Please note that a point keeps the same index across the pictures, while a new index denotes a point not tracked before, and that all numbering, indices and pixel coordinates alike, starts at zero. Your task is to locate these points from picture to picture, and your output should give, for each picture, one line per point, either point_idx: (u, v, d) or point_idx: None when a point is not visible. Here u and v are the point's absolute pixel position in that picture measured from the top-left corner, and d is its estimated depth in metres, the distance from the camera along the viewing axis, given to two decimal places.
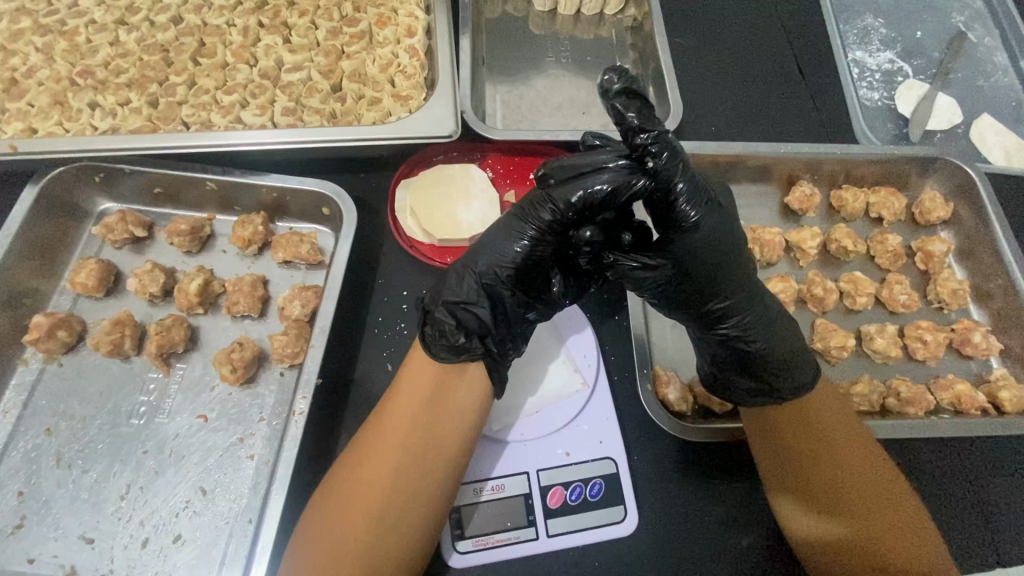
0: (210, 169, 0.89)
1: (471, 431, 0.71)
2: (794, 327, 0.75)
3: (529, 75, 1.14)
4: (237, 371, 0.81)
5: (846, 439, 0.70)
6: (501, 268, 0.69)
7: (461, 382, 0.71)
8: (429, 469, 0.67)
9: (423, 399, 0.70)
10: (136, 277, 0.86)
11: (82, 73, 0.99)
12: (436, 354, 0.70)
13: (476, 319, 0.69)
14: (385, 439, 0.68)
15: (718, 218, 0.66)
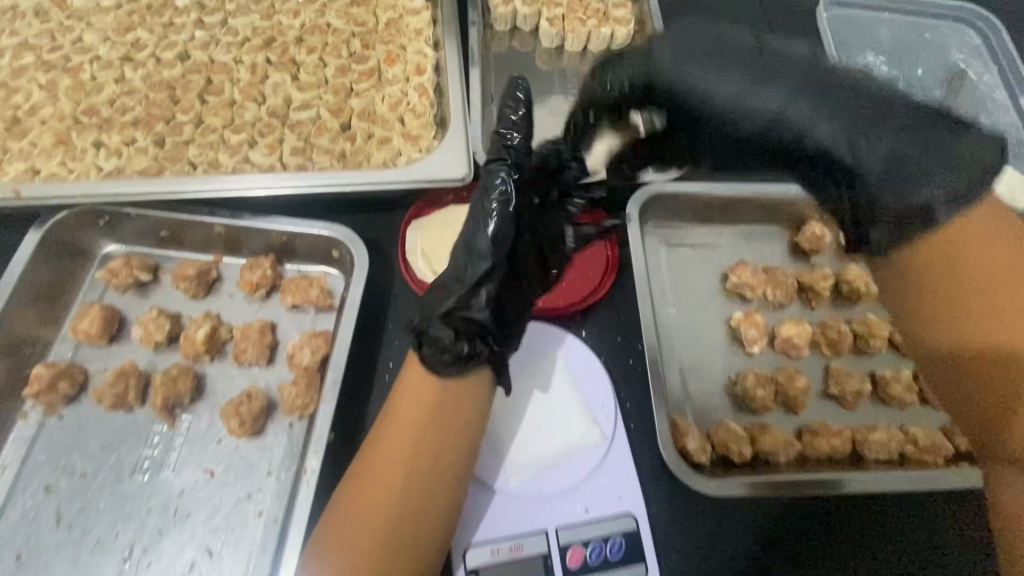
0: (218, 213, 0.87)
1: (471, 440, 0.69)
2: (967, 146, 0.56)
3: (539, 111, 1.14)
4: (246, 424, 0.79)
5: (986, 265, 0.54)
6: (487, 265, 0.67)
7: (466, 400, 0.68)
8: (431, 482, 0.66)
9: (422, 415, 0.67)
10: (141, 324, 0.84)
11: (87, 111, 0.97)
12: (439, 370, 0.66)
13: (474, 320, 0.66)
14: (386, 455, 0.67)
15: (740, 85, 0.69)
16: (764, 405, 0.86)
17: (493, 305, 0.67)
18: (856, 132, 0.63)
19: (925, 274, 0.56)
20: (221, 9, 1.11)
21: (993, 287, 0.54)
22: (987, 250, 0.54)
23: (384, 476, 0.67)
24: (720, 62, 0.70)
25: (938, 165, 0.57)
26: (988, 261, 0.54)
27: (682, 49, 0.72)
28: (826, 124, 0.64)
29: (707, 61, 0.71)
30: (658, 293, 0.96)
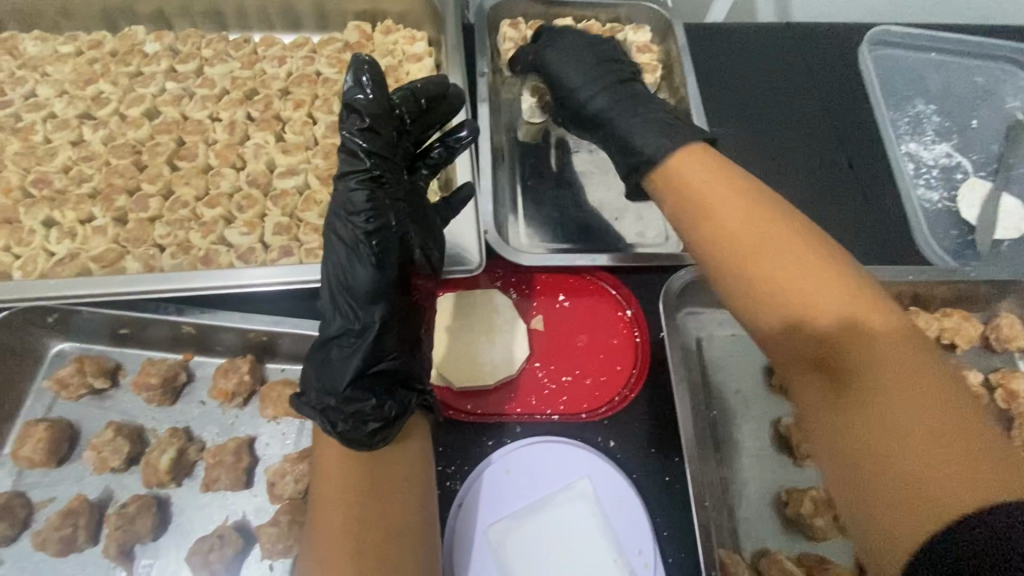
0: (187, 312, 0.75)
1: (423, 493, 0.63)
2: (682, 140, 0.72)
3: (556, 171, 1.00)
4: (217, 574, 0.66)
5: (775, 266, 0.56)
6: (359, 296, 0.64)
7: (403, 455, 0.62)
8: (395, 559, 0.58)
9: (361, 481, 0.59)
10: (94, 446, 0.72)
11: (37, 182, 0.84)
12: (340, 433, 0.59)
13: (391, 369, 0.63)
14: (335, 548, 0.57)
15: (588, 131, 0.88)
16: (823, 533, 0.74)
17: (403, 346, 0.65)
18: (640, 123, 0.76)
19: (734, 244, 0.59)
20: (195, 56, 0.98)
21: (743, 234, 0.59)
22: (704, 193, 0.64)
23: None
24: (572, 65, 0.87)
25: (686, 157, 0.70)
26: (729, 203, 0.61)
27: (564, 53, 0.88)
28: (628, 121, 0.78)
29: (566, 77, 0.87)
30: (696, 394, 0.83)
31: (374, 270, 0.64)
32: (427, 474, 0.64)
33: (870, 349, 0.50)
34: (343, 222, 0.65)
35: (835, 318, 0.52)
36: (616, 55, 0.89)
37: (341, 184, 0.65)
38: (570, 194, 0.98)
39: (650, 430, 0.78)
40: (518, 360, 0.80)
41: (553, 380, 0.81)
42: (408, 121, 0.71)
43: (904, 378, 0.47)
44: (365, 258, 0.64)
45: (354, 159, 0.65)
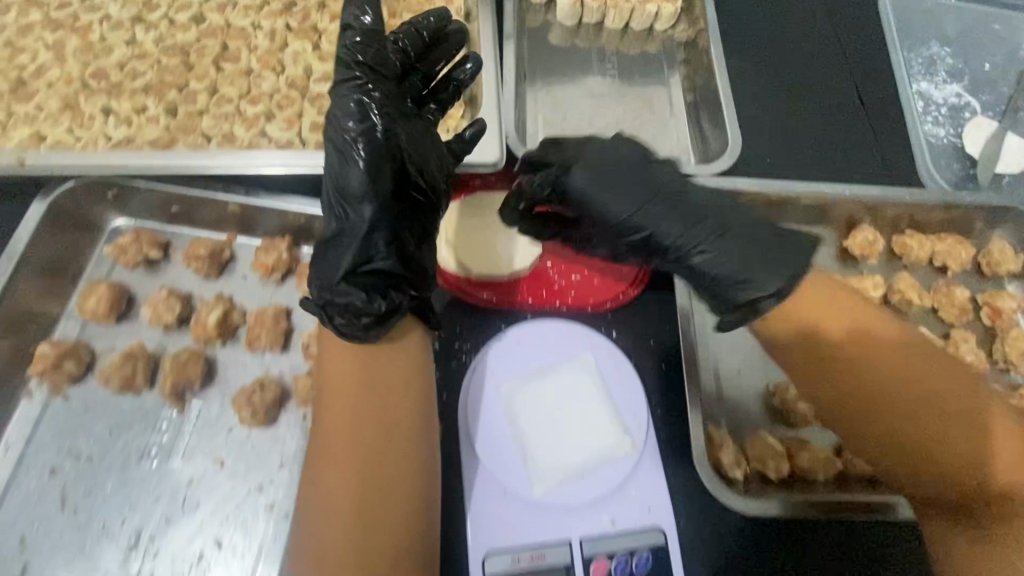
0: (233, 191, 0.82)
1: (420, 399, 0.69)
2: (772, 271, 0.65)
3: (574, 93, 1.07)
4: (258, 415, 0.76)
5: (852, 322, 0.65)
6: (351, 200, 0.69)
7: (395, 360, 0.69)
8: (391, 450, 0.64)
9: (358, 386, 0.66)
10: (151, 305, 0.81)
11: (96, 75, 0.92)
12: (335, 322, 0.66)
13: (381, 269, 0.68)
14: (335, 443, 0.63)
15: (593, 226, 0.74)
16: (805, 419, 0.81)
17: (396, 249, 0.70)
18: (688, 218, 0.70)
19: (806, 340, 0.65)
20: None
21: (832, 320, 0.65)
22: (799, 312, 0.66)
23: (332, 484, 0.62)
24: (610, 188, 0.71)
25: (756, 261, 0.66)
26: (816, 303, 0.66)
27: (598, 178, 0.71)
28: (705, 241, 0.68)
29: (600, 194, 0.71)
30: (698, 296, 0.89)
31: (365, 173, 0.68)
32: (421, 381, 0.69)
33: (926, 391, 0.60)
34: (335, 127, 0.69)
35: (900, 373, 0.61)
36: (664, 182, 0.72)
37: (335, 90, 0.69)
38: (587, 114, 1.04)
39: (649, 322, 0.85)
40: (531, 257, 0.86)
41: (562, 276, 0.87)
42: (413, 56, 0.76)
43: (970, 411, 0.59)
44: (355, 159, 0.68)
45: (349, 67, 0.69)
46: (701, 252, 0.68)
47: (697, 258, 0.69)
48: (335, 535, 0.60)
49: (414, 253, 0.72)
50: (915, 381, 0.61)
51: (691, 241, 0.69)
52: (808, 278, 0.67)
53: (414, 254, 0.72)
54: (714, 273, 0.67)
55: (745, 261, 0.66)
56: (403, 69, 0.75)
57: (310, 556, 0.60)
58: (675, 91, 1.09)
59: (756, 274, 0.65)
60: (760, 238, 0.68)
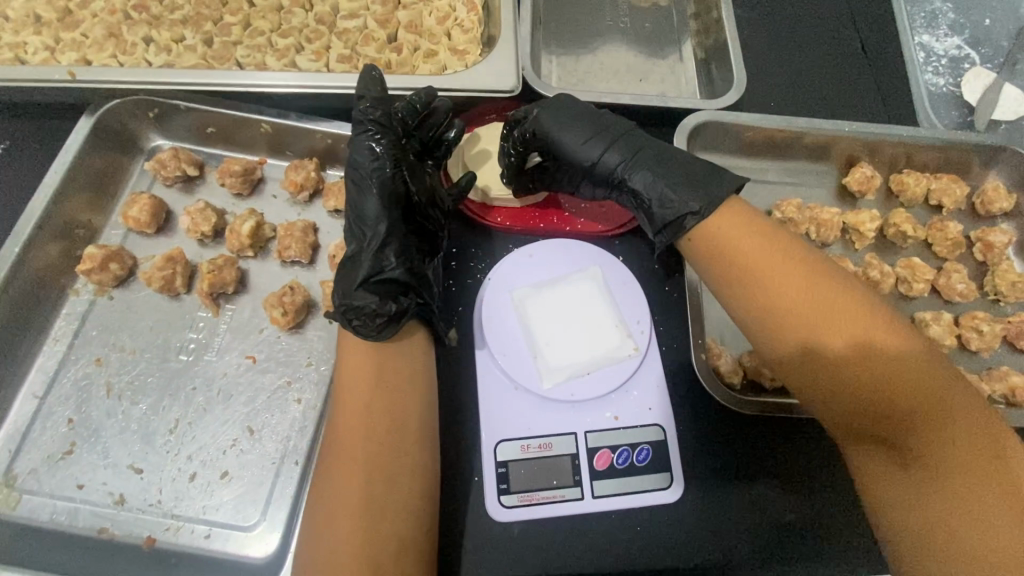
0: (265, 111, 0.88)
1: (427, 400, 0.72)
2: (710, 180, 0.78)
3: (588, 37, 1.10)
4: (289, 315, 0.80)
5: (781, 275, 0.70)
6: (368, 226, 0.77)
7: (404, 359, 0.73)
8: (397, 444, 0.68)
9: (370, 381, 0.70)
10: (188, 216, 0.86)
11: (137, 7, 0.98)
12: (358, 328, 0.71)
13: (391, 279, 0.74)
14: (347, 431, 0.67)
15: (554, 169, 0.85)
16: None
17: (405, 266, 0.75)
18: (628, 158, 0.81)
19: (745, 284, 0.72)
20: None
21: (768, 271, 0.71)
22: (741, 261, 0.73)
23: (342, 466, 0.66)
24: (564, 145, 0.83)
25: (686, 186, 0.78)
26: (754, 251, 0.73)
27: (564, 123, 0.83)
28: (653, 173, 0.80)
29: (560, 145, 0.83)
30: None
31: (380, 202, 0.77)
32: (427, 376, 0.74)
33: (848, 336, 0.66)
34: (354, 171, 0.79)
35: (821, 321, 0.67)
36: (610, 127, 0.84)
37: (352, 144, 0.79)
38: (600, 56, 1.09)
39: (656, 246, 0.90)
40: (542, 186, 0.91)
41: (572, 204, 0.91)
42: (411, 126, 0.81)
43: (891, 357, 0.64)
44: (371, 193, 0.77)
45: (361, 123, 0.79)
46: (639, 175, 0.80)
47: (638, 184, 0.80)
48: (343, 509, 0.64)
49: (422, 271, 0.77)
50: (841, 330, 0.66)
51: (639, 171, 0.80)
52: (734, 211, 0.77)
53: (421, 271, 0.77)
54: (662, 197, 0.78)
55: (676, 184, 0.79)
56: (405, 134, 0.81)
57: (318, 526, 0.64)
58: (686, 47, 1.11)
59: (678, 194, 0.77)
60: (706, 183, 0.78)
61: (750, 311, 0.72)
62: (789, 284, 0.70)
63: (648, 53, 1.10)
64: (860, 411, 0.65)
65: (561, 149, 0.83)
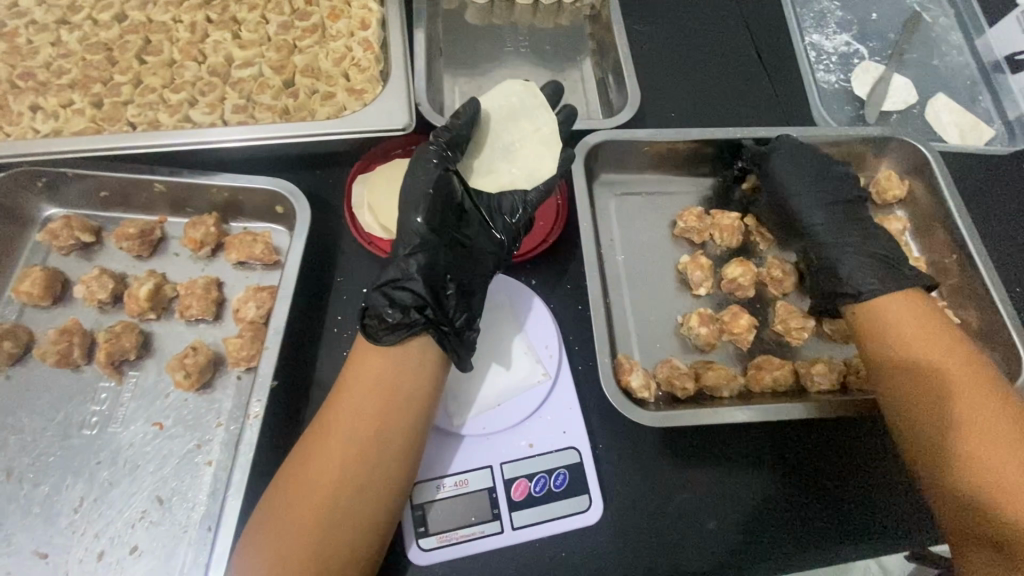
0: (157, 170, 0.87)
1: (422, 412, 0.68)
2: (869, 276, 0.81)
3: (489, 64, 1.12)
4: (192, 376, 0.79)
5: (941, 340, 0.73)
6: (406, 240, 0.73)
7: (405, 364, 0.68)
8: (379, 452, 0.65)
9: (367, 384, 0.67)
10: (84, 284, 0.85)
11: (23, 75, 0.97)
12: (377, 334, 0.68)
13: (413, 292, 0.69)
14: (334, 430, 0.66)
15: (788, 154, 0.92)
16: (708, 342, 0.86)
17: (426, 277, 0.71)
18: (805, 182, 0.90)
19: (910, 349, 0.73)
20: None
21: (936, 344, 0.73)
22: (902, 330, 0.75)
23: (317, 462, 0.65)
24: (795, 152, 0.92)
25: (882, 259, 0.83)
26: (911, 320, 0.75)
27: (798, 163, 0.91)
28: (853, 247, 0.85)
29: (793, 160, 0.91)
30: (611, 240, 0.95)
31: (424, 220, 0.73)
32: (430, 380, 0.69)
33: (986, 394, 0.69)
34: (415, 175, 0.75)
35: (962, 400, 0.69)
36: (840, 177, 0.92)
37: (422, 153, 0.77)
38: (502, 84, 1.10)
39: (565, 267, 0.91)
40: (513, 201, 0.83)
41: None
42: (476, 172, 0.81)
43: (991, 406, 0.68)
44: (419, 208, 0.73)
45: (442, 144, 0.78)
46: (850, 258, 0.83)
47: (805, 215, 0.89)
48: (305, 509, 0.63)
49: (448, 301, 0.72)
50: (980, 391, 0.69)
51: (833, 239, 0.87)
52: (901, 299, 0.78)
53: (448, 301, 0.72)
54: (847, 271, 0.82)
55: (871, 265, 0.81)
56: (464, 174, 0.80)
57: (272, 528, 0.63)
58: (585, 64, 1.14)
59: (855, 267, 0.82)
60: (900, 267, 0.81)
61: (897, 366, 0.74)
62: (961, 355, 0.72)
63: (550, 75, 1.12)
64: (953, 451, 0.67)
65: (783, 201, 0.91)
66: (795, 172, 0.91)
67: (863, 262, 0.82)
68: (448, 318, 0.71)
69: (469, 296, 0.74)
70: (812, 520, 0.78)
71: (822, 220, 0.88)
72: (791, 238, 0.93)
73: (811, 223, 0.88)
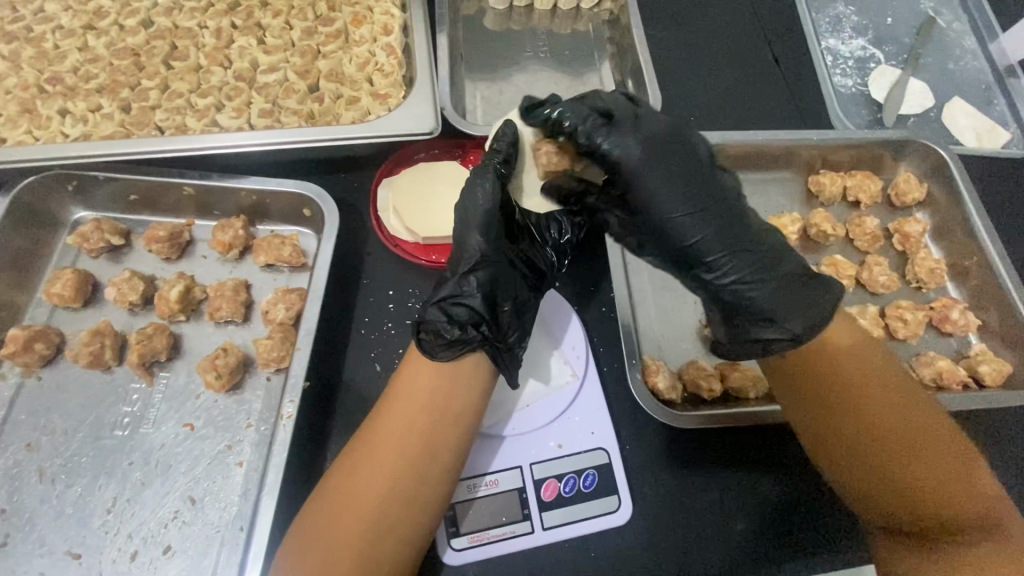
0: (186, 174, 0.88)
1: (471, 430, 0.69)
2: (810, 301, 0.71)
3: (510, 69, 1.13)
4: (222, 377, 0.79)
5: (854, 369, 0.71)
6: (467, 255, 0.72)
7: (457, 385, 0.69)
8: (430, 468, 0.66)
9: (421, 399, 0.67)
10: (114, 286, 0.85)
11: (51, 80, 0.98)
12: (435, 353, 0.69)
13: (472, 308, 0.69)
14: (383, 443, 0.66)
15: (636, 133, 0.71)
16: None
17: (486, 294, 0.70)
18: (683, 198, 0.70)
19: (818, 381, 0.72)
20: None
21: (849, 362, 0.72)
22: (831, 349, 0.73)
23: (363, 478, 0.65)
24: (656, 152, 0.70)
25: (773, 303, 0.71)
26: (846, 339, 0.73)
27: (651, 144, 0.71)
28: (754, 283, 0.71)
29: (656, 163, 0.70)
30: None
31: (485, 238, 0.72)
32: (481, 397, 0.70)
33: (898, 414, 0.69)
34: (475, 187, 0.74)
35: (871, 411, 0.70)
36: (707, 174, 0.71)
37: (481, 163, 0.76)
38: (523, 88, 1.11)
39: (589, 269, 0.91)
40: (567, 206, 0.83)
41: None
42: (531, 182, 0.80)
43: (902, 424, 0.69)
44: (480, 225, 0.72)
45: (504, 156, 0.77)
46: (757, 293, 0.71)
47: (704, 239, 0.70)
48: (350, 522, 0.63)
49: (506, 318, 0.72)
50: (893, 411, 0.69)
51: (749, 270, 0.71)
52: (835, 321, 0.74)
53: (506, 318, 0.72)
54: (777, 313, 0.71)
55: (783, 298, 0.71)
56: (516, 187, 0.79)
57: (316, 540, 0.63)
58: (604, 69, 1.15)
59: (786, 310, 0.71)
60: (788, 320, 0.71)
61: (800, 401, 0.73)
62: (876, 380, 0.71)
63: (570, 79, 1.13)
64: (860, 468, 0.69)
65: (638, 204, 0.71)
66: (651, 180, 0.70)
67: (782, 298, 0.71)
68: (509, 335, 0.72)
69: (524, 312, 0.74)
70: (837, 524, 0.78)
71: (709, 245, 0.70)
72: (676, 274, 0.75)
73: (671, 240, 0.71)
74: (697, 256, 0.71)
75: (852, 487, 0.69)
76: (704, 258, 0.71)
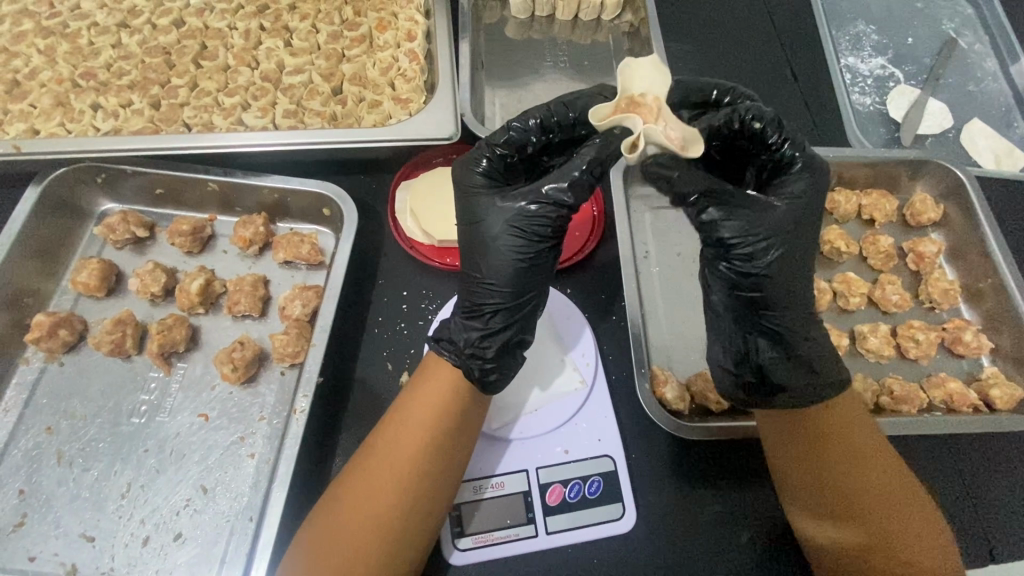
0: (211, 170, 0.90)
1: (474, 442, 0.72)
2: (829, 365, 0.73)
3: (529, 77, 1.14)
4: (239, 370, 0.81)
5: (836, 427, 0.72)
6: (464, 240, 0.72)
7: (471, 395, 0.71)
8: (442, 479, 0.68)
9: (435, 414, 0.69)
10: (137, 277, 0.88)
11: (84, 75, 1.01)
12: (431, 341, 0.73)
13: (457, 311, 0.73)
14: (394, 454, 0.68)
15: (803, 199, 0.69)
16: None
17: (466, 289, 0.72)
18: (786, 257, 0.68)
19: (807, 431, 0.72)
20: None
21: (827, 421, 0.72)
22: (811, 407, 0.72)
23: (368, 504, 0.66)
24: (801, 212, 0.68)
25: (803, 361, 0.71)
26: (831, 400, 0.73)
27: (806, 208, 0.69)
28: (795, 347, 0.71)
29: (799, 223, 0.68)
30: (644, 253, 0.96)
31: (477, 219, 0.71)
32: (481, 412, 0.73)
33: (888, 475, 0.70)
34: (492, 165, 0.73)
35: (840, 457, 0.70)
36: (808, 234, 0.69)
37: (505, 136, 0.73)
38: (542, 97, 1.12)
39: (602, 278, 0.92)
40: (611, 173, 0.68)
41: None
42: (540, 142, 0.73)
43: (873, 470, 0.70)
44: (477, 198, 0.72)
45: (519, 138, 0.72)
46: (769, 349, 0.71)
47: (776, 270, 0.68)
48: (363, 535, 0.64)
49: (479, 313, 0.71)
50: (875, 473, 0.70)
51: (794, 329, 0.71)
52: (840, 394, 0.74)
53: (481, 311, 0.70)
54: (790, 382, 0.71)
55: (798, 361, 0.71)
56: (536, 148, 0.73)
57: (329, 550, 0.64)
58: None
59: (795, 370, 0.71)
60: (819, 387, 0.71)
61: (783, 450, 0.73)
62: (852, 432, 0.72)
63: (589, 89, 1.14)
64: (830, 500, 0.69)
65: (746, 259, 0.67)
66: (789, 216, 0.68)
67: (800, 361, 0.71)
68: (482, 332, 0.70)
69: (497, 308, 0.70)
70: None
71: (771, 285, 0.69)
72: (726, 298, 0.71)
73: (764, 299, 0.69)
74: (771, 306, 0.70)
75: (828, 519, 0.69)
76: (769, 315, 0.70)
